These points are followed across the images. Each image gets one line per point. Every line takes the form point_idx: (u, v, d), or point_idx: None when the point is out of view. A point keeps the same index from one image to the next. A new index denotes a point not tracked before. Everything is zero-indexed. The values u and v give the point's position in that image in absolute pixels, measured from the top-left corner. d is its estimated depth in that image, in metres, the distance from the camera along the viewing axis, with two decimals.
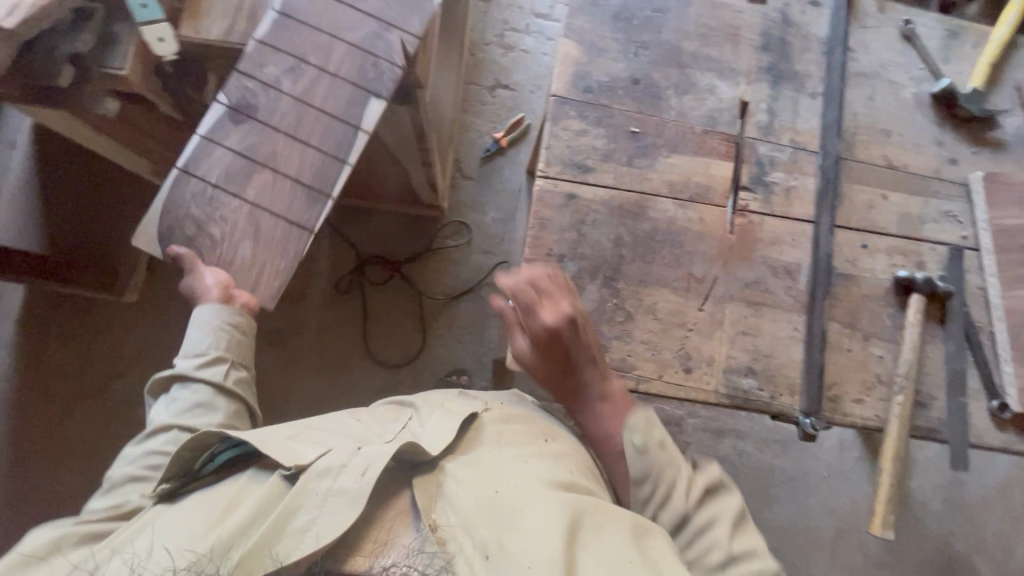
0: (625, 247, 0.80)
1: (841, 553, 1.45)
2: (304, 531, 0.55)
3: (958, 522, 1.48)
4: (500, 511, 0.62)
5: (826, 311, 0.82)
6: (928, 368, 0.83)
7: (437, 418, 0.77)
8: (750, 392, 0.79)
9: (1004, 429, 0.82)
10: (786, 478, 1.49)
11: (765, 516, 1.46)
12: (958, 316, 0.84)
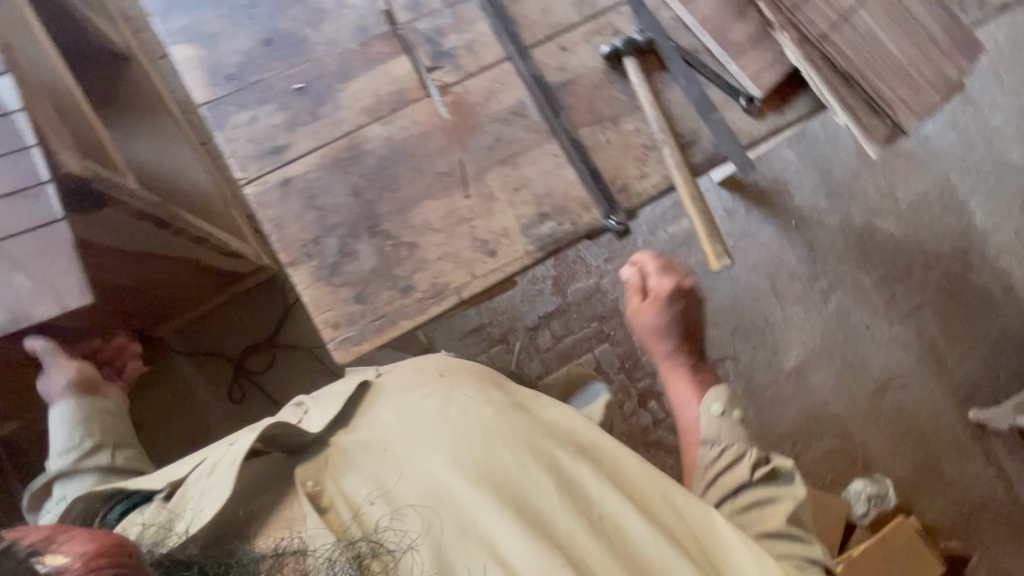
0: (366, 191, 0.77)
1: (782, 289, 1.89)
2: (194, 513, 0.72)
3: (843, 204, 1.86)
4: (382, 456, 0.76)
5: (570, 124, 0.84)
6: (677, 111, 0.87)
7: (326, 397, 0.86)
8: (556, 233, 0.80)
9: (762, 116, 0.89)
10: (704, 269, 1.92)
11: (710, 306, 1.88)
12: (671, 53, 0.88)
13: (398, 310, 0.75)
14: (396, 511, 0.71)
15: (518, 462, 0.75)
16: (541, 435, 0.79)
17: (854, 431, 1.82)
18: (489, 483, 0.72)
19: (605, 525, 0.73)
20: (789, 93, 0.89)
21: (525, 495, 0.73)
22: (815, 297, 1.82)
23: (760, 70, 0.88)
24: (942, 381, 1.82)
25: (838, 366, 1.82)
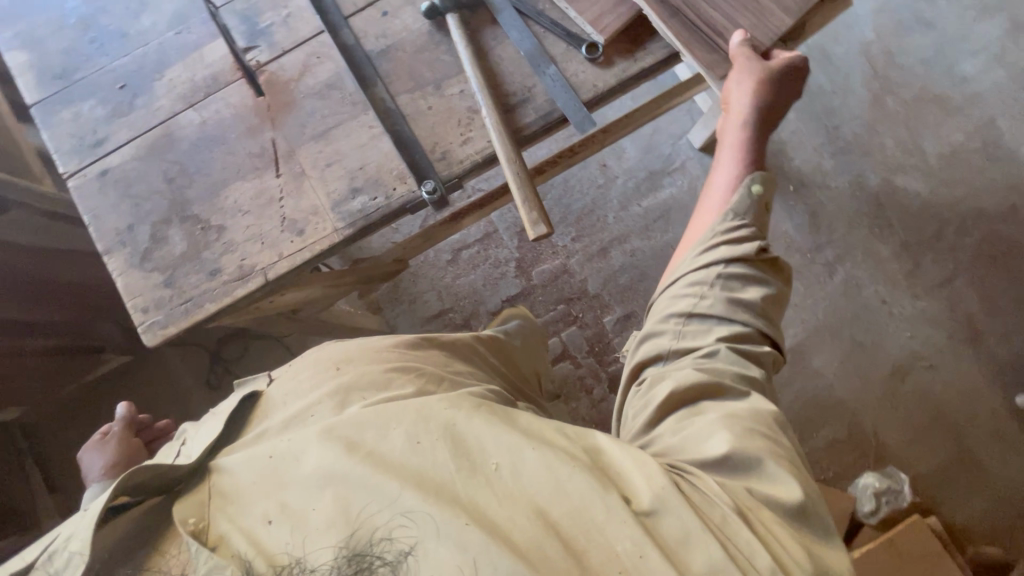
0: (180, 179, 0.80)
1: None
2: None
3: (854, 163, 1.90)
4: (268, 473, 0.74)
5: (387, 93, 0.81)
6: (506, 68, 0.81)
7: (214, 418, 0.89)
8: (366, 207, 0.77)
9: (609, 66, 0.80)
10: None
11: None
12: (502, 4, 0.82)
13: (205, 291, 0.77)
14: (292, 526, 0.68)
15: (404, 438, 0.73)
16: (425, 403, 0.77)
17: (862, 414, 1.78)
18: (376, 466, 0.70)
19: (507, 475, 0.69)
20: (643, 37, 0.80)
21: (416, 470, 0.70)
22: (818, 269, 1.86)
23: (601, 12, 0.79)
24: (967, 355, 1.79)
25: (844, 346, 1.82)
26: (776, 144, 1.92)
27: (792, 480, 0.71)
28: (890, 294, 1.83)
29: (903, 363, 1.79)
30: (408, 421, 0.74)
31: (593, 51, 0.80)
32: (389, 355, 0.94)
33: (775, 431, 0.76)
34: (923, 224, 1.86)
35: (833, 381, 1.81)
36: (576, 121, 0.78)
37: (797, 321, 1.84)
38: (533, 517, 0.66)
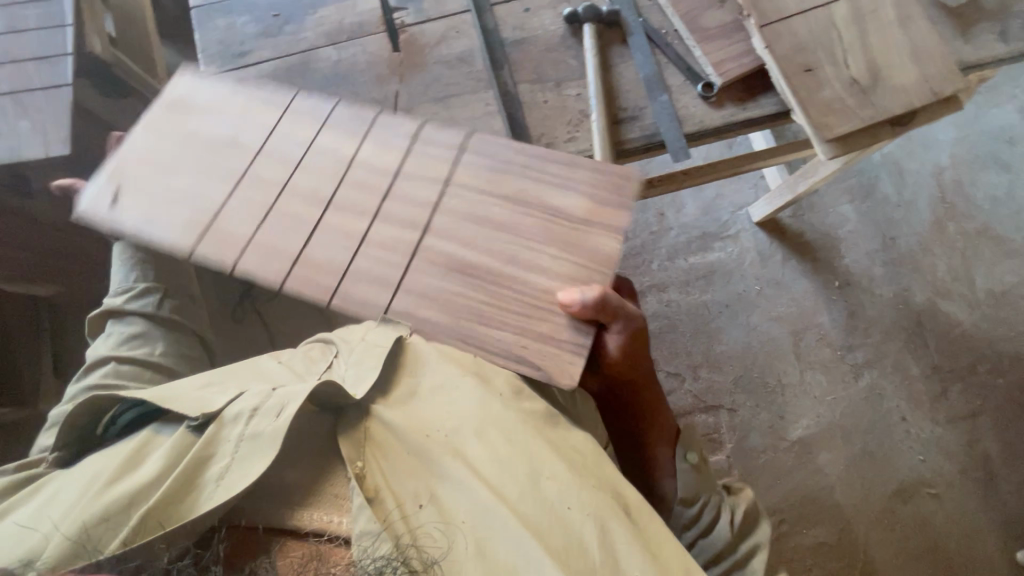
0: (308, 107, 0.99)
1: (805, 353, 1.85)
2: (217, 481, 0.73)
3: (902, 277, 1.91)
4: (432, 449, 0.76)
5: (511, 79, 0.97)
6: (627, 88, 0.93)
7: (362, 346, 0.84)
8: (461, 172, 0.92)
9: (721, 106, 0.91)
10: (720, 307, 1.88)
11: (718, 349, 1.85)
12: (634, 30, 0.96)
13: (297, 193, 0.92)
14: (439, 522, 0.71)
15: (567, 505, 0.73)
16: (596, 473, 0.78)
17: (857, 524, 1.73)
18: (535, 522, 0.71)
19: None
20: (758, 91, 0.91)
21: (566, 551, 0.70)
22: (845, 369, 1.84)
23: (726, 58, 0.90)
24: (975, 494, 1.75)
25: (853, 452, 1.78)
26: (831, 238, 1.95)
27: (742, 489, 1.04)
28: (911, 412, 1.81)
29: (909, 484, 1.76)
30: (563, 479, 0.75)
31: (708, 90, 0.91)
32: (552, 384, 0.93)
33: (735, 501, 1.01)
34: (957, 354, 1.86)
35: (835, 483, 1.76)
36: (672, 150, 0.89)
37: (815, 413, 1.81)
38: None
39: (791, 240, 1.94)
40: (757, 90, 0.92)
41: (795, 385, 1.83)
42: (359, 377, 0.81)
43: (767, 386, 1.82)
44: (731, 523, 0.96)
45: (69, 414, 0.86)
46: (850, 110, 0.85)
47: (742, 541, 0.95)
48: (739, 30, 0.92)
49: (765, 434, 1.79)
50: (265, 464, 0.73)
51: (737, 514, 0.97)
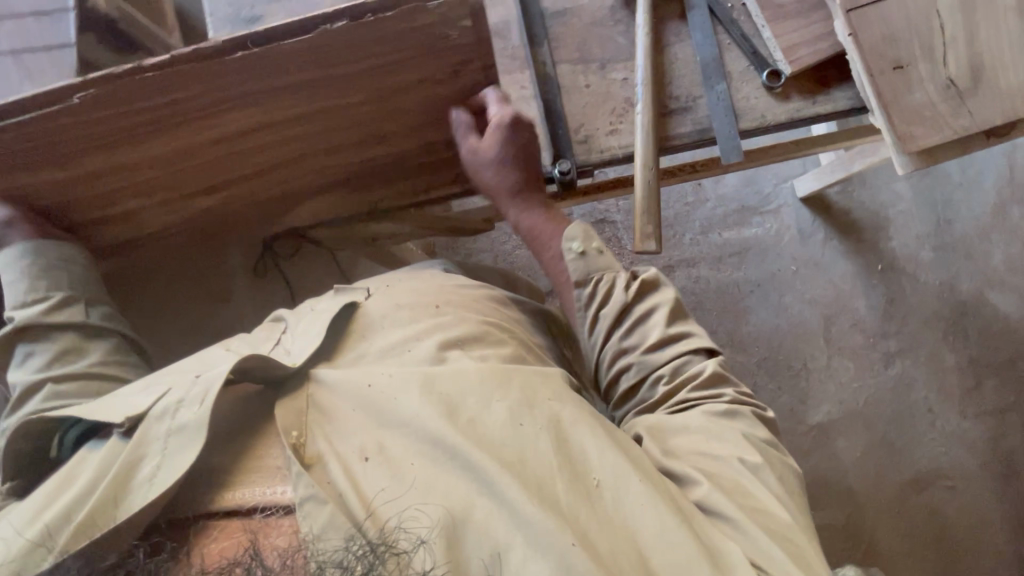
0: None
1: (835, 338, 1.79)
2: (149, 481, 0.76)
3: (951, 264, 1.80)
4: (367, 398, 0.84)
5: (550, 57, 0.99)
6: (681, 74, 0.94)
7: (310, 319, 0.98)
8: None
9: (786, 99, 0.92)
10: (751, 286, 1.81)
11: (744, 329, 1.80)
12: (698, 5, 0.96)
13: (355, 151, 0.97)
14: (397, 479, 0.77)
15: (508, 423, 0.81)
16: (533, 387, 0.85)
17: (867, 510, 1.73)
18: (478, 439, 0.79)
19: (610, 490, 0.76)
20: (831, 83, 0.93)
21: (518, 457, 0.78)
22: (875, 356, 1.78)
23: (796, 44, 0.92)
24: (993, 489, 1.72)
25: (873, 441, 1.76)
26: (881, 217, 1.82)
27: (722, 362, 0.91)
28: (938, 403, 1.76)
29: (926, 475, 1.74)
30: (509, 395, 0.83)
31: (774, 79, 0.92)
32: (487, 337, 0.96)
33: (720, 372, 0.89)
34: (998, 348, 1.77)
35: (850, 469, 1.75)
36: (724, 148, 0.89)
37: (838, 399, 1.77)
38: (634, 557, 0.72)
39: (836, 218, 1.82)
40: (828, 81, 0.93)
41: (820, 370, 1.78)
42: (307, 345, 0.92)
43: (791, 369, 1.78)
44: (628, 300, 0.94)
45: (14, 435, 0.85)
46: (936, 117, 0.87)
47: (642, 319, 0.93)
48: (817, 10, 0.95)
49: (784, 417, 1.77)
50: (196, 451, 0.78)
51: (634, 291, 0.94)
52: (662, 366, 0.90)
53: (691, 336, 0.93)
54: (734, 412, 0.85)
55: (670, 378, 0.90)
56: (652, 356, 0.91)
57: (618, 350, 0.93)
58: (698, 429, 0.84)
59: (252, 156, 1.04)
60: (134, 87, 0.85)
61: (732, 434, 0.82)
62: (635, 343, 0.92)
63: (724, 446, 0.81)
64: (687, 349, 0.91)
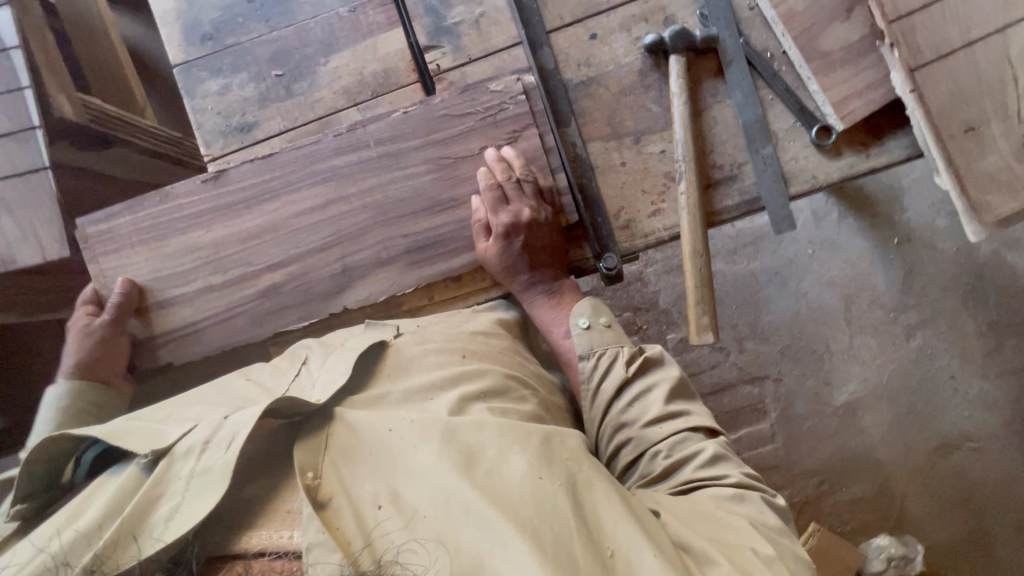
0: (378, 169, 0.94)
1: (855, 317, 1.78)
2: (167, 521, 0.63)
3: (968, 229, 1.77)
4: (382, 447, 0.71)
5: (578, 136, 0.90)
6: (719, 135, 0.85)
7: (336, 355, 0.84)
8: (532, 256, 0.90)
9: (837, 155, 0.82)
10: (769, 275, 1.79)
11: (765, 319, 1.79)
12: (734, 58, 0.84)
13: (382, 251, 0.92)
14: (402, 526, 0.63)
15: (530, 474, 0.67)
16: (553, 442, 0.72)
17: (896, 479, 1.77)
18: (497, 493, 0.65)
19: (624, 571, 0.63)
20: (884, 132, 0.81)
21: (538, 514, 0.64)
22: (896, 330, 1.78)
23: (849, 95, 0.78)
24: (1018, 445, 1.75)
25: (899, 413, 1.78)
26: (895, 188, 1.77)
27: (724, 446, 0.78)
28: (960, 369, 1.77)
29: (952, 440, 1.77)
30: (531, 449, 0.70)
31: (823, 137, 0.82)
32: (510, 391, 0.82)
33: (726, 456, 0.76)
34: (1018, 307, 1.76)
35: (878, 442, 1.78)
36: (775, 220, 0.83)
37: (862, 377, 1.78)
38: None
39: (849, 195, 1.77)
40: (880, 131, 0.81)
41: (843, 351, 1.78)
42: (331, 381, 0.79)
43: (814, 352, 1.78)
44: (625, 372, 0.82)
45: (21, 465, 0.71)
46: (1016, 182, 0.68)
47: (638, 395, 0.81)
48: (869, 53, 0.78)
49: (811, 401, 1.79)
50: (220, 494, 0.64)
51: (633, 365, 0.82)
52: (659, 440, 0.77)
53: (692, 410, 0.80)
54: (743, 497, 0.71)
55: (669, 460, 0.76)
56: (650, 432, 0.78)
57: (615, 427, 0.81)
58: (703, 520, 0.69)
59: (293, 227, 0.96)
60: (244, 179, 0.97)
61: (743, 525, 0.68)
62: (633, 417, 0.80)
63: (736, 533, 0.67)
64: (686, 425, 0.78)
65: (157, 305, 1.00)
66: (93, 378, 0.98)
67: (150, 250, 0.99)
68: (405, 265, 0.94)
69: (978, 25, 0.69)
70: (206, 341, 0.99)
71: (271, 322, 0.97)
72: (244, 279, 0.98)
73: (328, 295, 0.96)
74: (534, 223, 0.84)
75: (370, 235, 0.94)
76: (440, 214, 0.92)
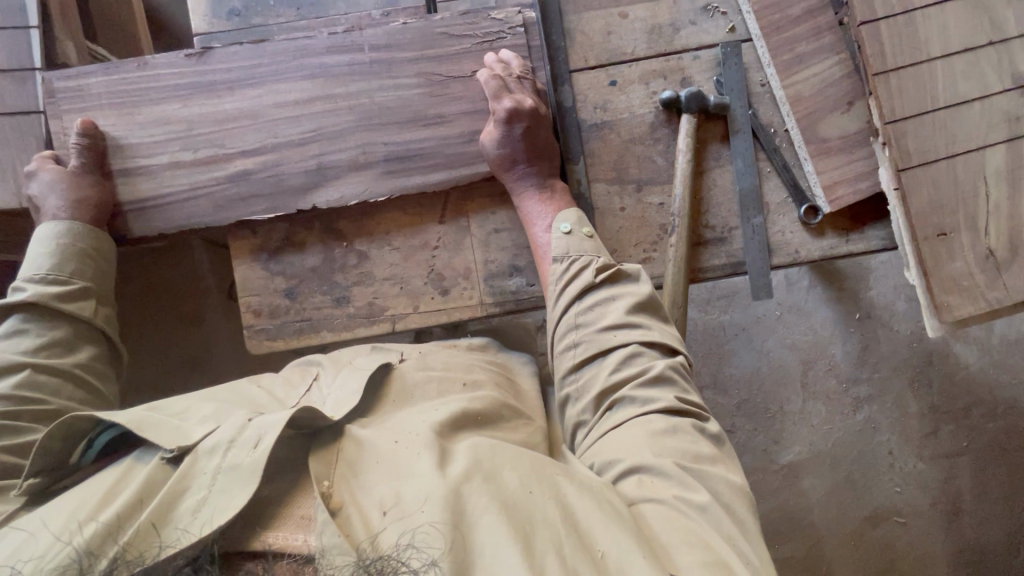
0: (374, 116, 0.94)
1: (811, 383, 1.85)
2: (194, 514, 0.62)
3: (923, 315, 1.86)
4: (382, 456, 0.72)
5: (586, 176, 0.92)
6: (718, 200, 0.89)
7: (347, 374, 0.87)
8: (518, 290, 0.95)
9: (821, 236, 0.87)
10: (736, 330, 1.86)
11: (727, 372, 1.85)
12: (741, 127, 0.88)
13: (363, 165, 0.94)
14: (401, 522, 0.62)
15: (521, 485, 0.66)
16: (543, 462, 0.71)
17: (826, 543, 1.83)
18: (496, 500, 0.64)
19: (611, 574, 0.59)
20: (866, 222, 0.87)
21: (526, 520, 0.62)
22: (846, 401, 1.85)
23: (839, 181, 0.84)
24: (940, 525, 1.84)
25: (838, 479, 1.84)
26: (863, 266, 1.86)
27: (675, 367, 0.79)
28: (899, 446, 1.85)
29: (883, 512, 1.84)
30: (522, 462, 0.69)
31: (811, 216, 0.87)
32: (505, 420, 0.85)
33: (670, 379, 0.77)
34: (957, 396, 1.87)
35: (814, 505, 1.84)
36: (755, 285, 0.88)
37: (809, 440, 1.85)
38: None
39: (821, 265, 1.85)
40: (861, 222, 0.87)
41: (795, 414, 1.85)
42: (344, 401, 0.80)
43: (768, 411, 1.84)
44: (592, 280, 0.83)
45: (43, 438, 0.69)
46: (977, 291, 0.73)
47: (603, 302, 0.83)
48: (863, 146, 0.84)
49: (758, 456, 1.84)
50: (250, 491, 0.63)
51: (601, 275, 0.83)
52: (612, 350, 0.80)
53: (649, 326, 0.81)
54: (673, 428, 0.73)
55: (612, 373, 0.79)
56: (602, 338, 0.80)
57: (570, 327, 0.83)
58: (632, 445, 0.72)
59: (275, 105, 0.96)
60: (223, 53, 0.97)
61: (670, 468, 0.69)
62: (590, 321, 0.82)
63: (676, 487, 0.67)
64: (637, 339, 0.79)
65: (119, 172, 0.98)
66: (88, 223, 0.93)
67: (121, 116, 0.97)
68: (382, 173, 0.94)
69: (963, 140, 0.74)
70: (161, 220, 0.97)
71: (235, 210, 0.95)
72: (215, 160, 0.96)
73: (299, 193, 0.95)
74: (534, 112, 0.87)
75: (351, 137, 0.95)
76: (423, 128, 0.94)
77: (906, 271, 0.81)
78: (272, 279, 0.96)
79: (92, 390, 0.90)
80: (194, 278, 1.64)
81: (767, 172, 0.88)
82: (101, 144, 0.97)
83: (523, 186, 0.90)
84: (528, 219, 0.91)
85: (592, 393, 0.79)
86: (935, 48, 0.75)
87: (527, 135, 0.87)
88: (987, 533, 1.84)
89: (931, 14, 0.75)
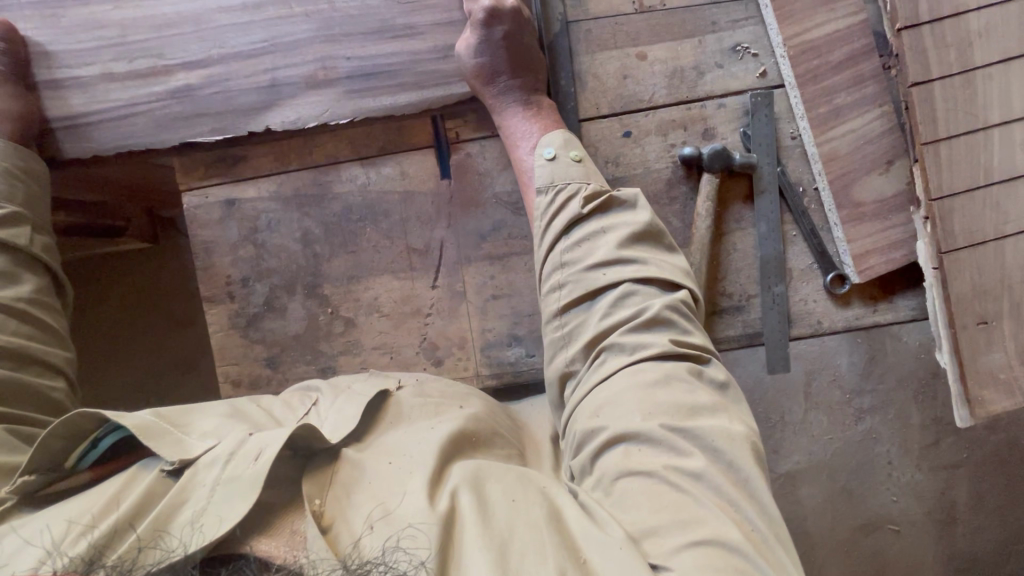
0: (334, 25, 0.86)
1: (814, 394, 1.61)
2: (191, 524, 0.52)
3: None
4: (384, 478, 0.61)
5: None
6: (738, 262, 0.84)
7: (346, 396, 0.73)
8: (516, 361, 0.91)
9: (846, 305, 0.84)
10: None
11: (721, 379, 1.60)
12: (766, 187, 0.82)
13: (315, 76, 0.87)
14: (392, 537, 0.54)
15: (504, 497, 0.58)
16: (533, 475, 0.62)
17: (817, 548, 1.73)
18: (478, 509, 0.56)
19: None
20: (896, 290, 0.85)
21: (505, 537, 0.54)
22: (848, 411, 1.63)
23: (869, 251, 0.81)
24: (933, 534, 1.73)
25: (833, 489, 1.69)
26: None
27: (677, 310, 0.67)
28: (899, 456, 1.67)
29: (876, 520, 1.71)
30: (506, 477, 0.60)
31: (838, 284, 0.84)
32: (501, 447, 0.73)
33: (668, 320, 0.66)
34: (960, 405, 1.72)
35: (808, 512, 1.72)
36: (771, 358, 0.85)
37: (809, 449, 1.66)
38: None
39: None
40: (892, 290, 0.85)
41: (793, 424, 1.64)
42: (341, 421, 0.67)
43: (767, 419, 1.65)
44: (579, 212, 0.73)
45: (43, 437, 0.58)
46: (1014, 381, 0.73)
47: (593, 237, 0.72)
48: (900, 212, 0.81)
49: None
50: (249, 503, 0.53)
51: (589, 205, 0.73)
52: (601, 291, 0.69)
53: (644, 262, 0.69)
54: (665, 377, 0.62)
55: (601, 316, 0.68)
56: (590, 277, 0.69)
57: (556, 268, 0.73)
58: (622, 404, 0.62)
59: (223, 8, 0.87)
60: None
61: (658, 433, 0.59)
62: (576, 259, 0.71)
63: (666, 455, 0.58)
64: (630, 276, 0.68)
65: (46, 85, 0.88)
66: (11, 137, 0.83)
67: (45, 19, 0.88)
68: (346, 91, 0.87)
69: (1014, 219, 0.72)
70: (94, 140, 0.89)
71: (178, 130, 0.88)
72: (154, 74, 0.88)
73: (250, 112, 0.87)
74: (515, 12, 0.80)
75: (308, 49, 0.87)
76: (390, 40, 0.86)
77: (934, 350, 0.81)
78: (251, 348, 0.91)
79: (41, 328, 0.77)
80: (181, 278, 1.57)
81: (792, 237, 0.84)
82: (21, 50, 0.87)
83: (505, 97, 0.82)
84: (510, 140, 0.82)
85: (577, 341, 0.69)
86: (995, 113, 0.71)
87: (507, 39, 0.80)
88: (979, 541, 1.75)
89: (993, 73, 0.70)
